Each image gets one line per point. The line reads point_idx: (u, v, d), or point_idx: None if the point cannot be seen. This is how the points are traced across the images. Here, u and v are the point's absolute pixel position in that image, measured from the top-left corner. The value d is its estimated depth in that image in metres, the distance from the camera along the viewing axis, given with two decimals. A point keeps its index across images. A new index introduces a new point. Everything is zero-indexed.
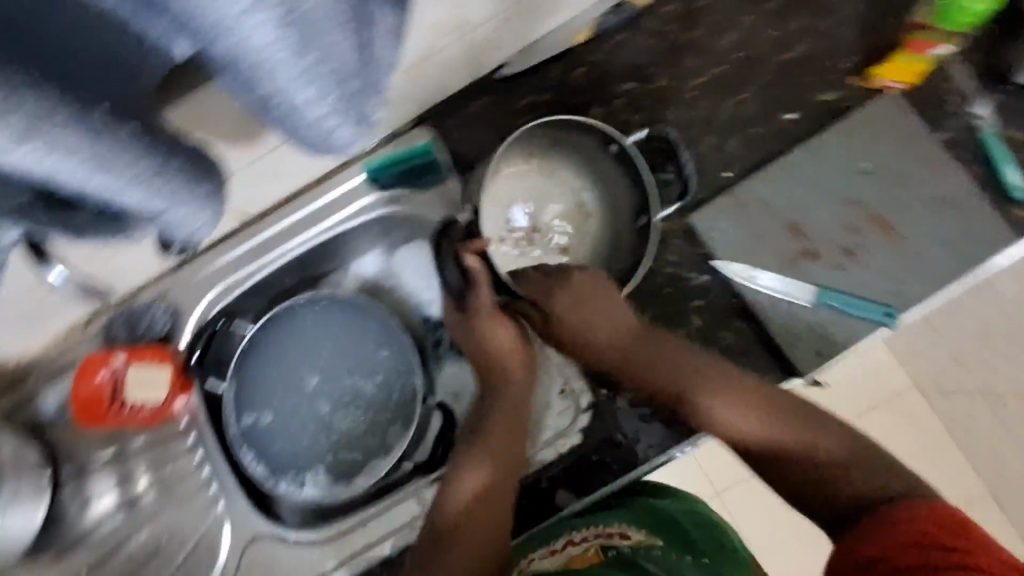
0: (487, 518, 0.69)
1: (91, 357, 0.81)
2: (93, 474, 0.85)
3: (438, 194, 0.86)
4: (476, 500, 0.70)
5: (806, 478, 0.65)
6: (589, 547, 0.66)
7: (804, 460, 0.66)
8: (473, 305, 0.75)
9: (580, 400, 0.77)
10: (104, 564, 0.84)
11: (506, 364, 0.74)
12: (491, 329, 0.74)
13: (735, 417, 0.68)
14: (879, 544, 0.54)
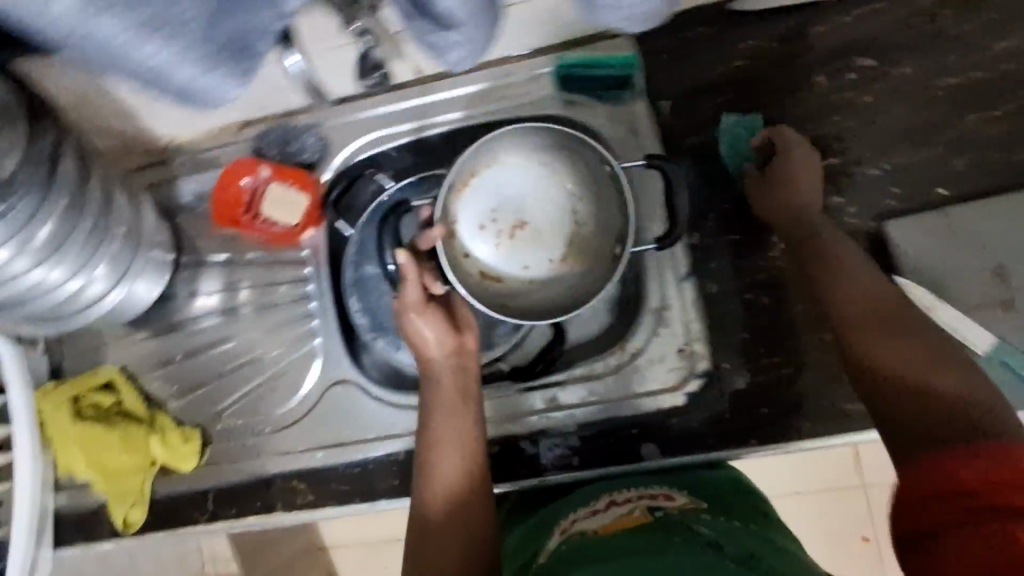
0: (456, 469, 0.67)
1: (239, 160, 0.81)
2: (205, 271, 0.87)
3: (619, 112, 0.79)
4: (466, 482, 0.67)
5: (902, 385, 0.54)
6: (632, 507, 0.64)
7: (914, 350, 0.56)
8: (403, 300, 0.73)
9: (697, 366, 0.73)
10: (191, 356, 0.87)
11: (446, 368, 0.72)
12: (411, 326, 0.74)
13: (854, 286, 0.62)
14: (976, 475, 0.45)
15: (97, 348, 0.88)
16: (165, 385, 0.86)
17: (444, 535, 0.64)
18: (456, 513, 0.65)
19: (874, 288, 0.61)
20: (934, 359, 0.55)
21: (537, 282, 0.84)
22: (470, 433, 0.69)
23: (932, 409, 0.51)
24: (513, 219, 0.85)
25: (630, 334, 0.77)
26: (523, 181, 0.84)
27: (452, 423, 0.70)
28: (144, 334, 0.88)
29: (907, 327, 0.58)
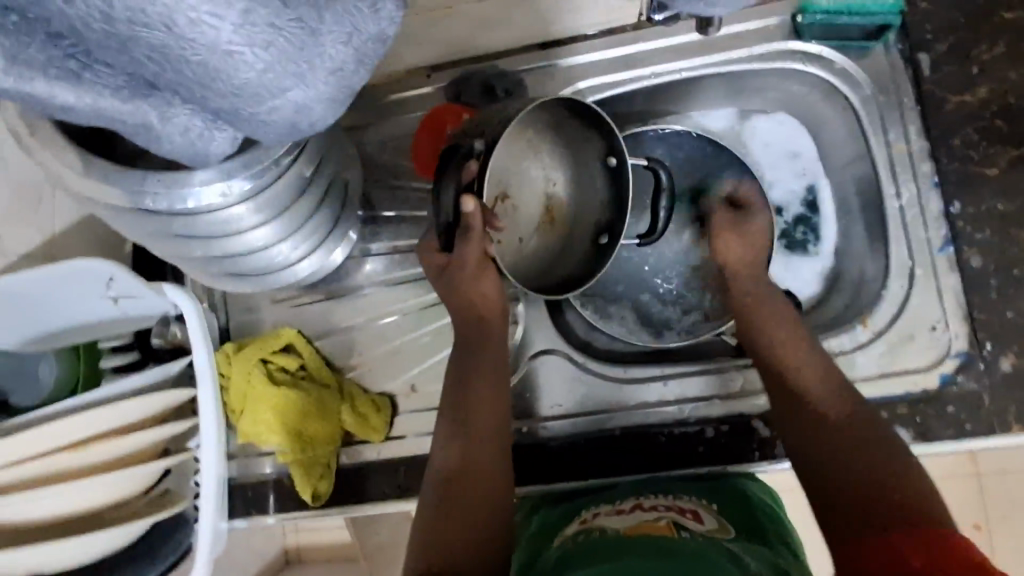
0: (481, 445, 0.64)
1: (444, 107, 0.75)
2: (381, 229, 0.80)
3: (862, 68, 0.72)
4: (483, 470, 0.63)
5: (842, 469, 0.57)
6: (659, 516, 0.62)
7: (886, 446, 0.58)
8: (464, 256, 0.66)
9: (953, 346, 0.67)
10: (364, 320, 0.80)
11: (494, 344, 0.69)
12: (471, 281, 0.68)
13: (806, 357, 0.65)
14: (913, 550, 0.48)
15: (261, 309, 0.82)
16: (336, 351, 0.80)
17: (456, 504, 0.61)
18: (475, 478, 0.63)
19: (813, 357, 0.66)
20: (900, 469, 0.56)
21: (521, 253, 0.76)
22: (493, 405, 0.67)
23: (897, 499, 0.54)
24: (500, 191, 0.74)
25: (872, 310, 0.70)
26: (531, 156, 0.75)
27: (484, 384, 0.67)
28: (312, 296, 0.81)
29: (880, 433, 0.59)
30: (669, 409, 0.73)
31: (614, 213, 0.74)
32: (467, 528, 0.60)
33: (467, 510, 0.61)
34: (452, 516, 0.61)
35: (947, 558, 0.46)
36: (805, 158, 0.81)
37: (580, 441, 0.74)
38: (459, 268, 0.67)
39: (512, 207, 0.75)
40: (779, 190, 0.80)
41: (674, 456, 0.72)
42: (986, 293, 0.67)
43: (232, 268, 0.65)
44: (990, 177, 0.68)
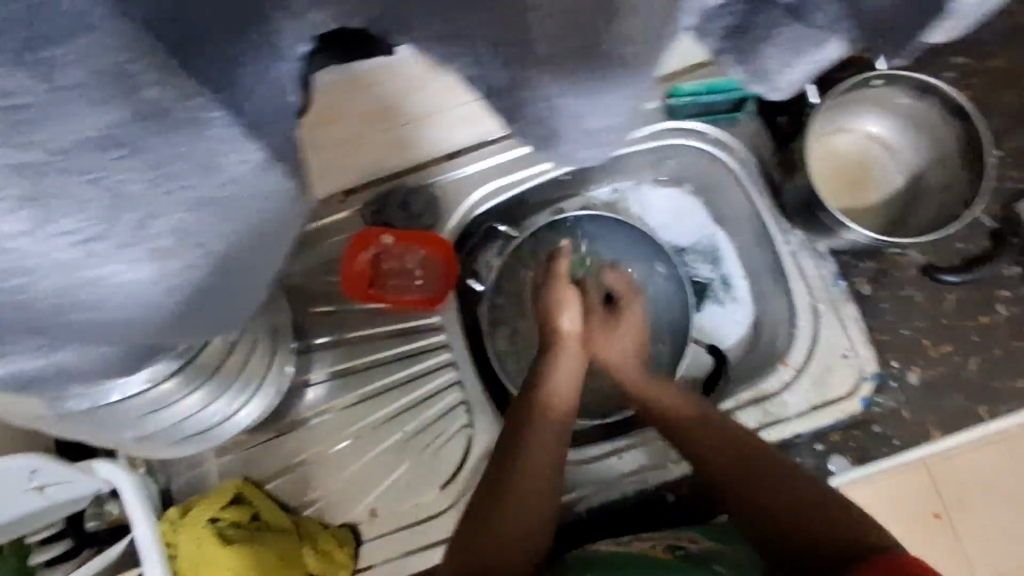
0: (534, 445, 0.65)
1: (364, 230, 0.76)
2: (317, 357, 0.79)
3: (735, 135, 0.81)
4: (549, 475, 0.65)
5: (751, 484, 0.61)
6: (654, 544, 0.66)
7: (775, 483, 0.60)
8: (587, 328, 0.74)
9: (866, 369, 0.74)
10: (314, 451, 0.78)
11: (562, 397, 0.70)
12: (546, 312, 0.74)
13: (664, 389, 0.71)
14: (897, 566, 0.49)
15: (204, 462, 0.78)
16: (294, 490, 0.77)
17: (509, 494, 0.63)
18: (508, 494, 0.63)
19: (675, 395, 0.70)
20: (804, 475, 0.61)
21: (854, 185, 0.77)
22: (557, 451, 0.66)
23: (810, 512, 0.57)
24: (824, 144, 0.77)
25: (790, 349, 0.76)
26: (876, 133, 0.77)
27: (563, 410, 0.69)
28: (259, 436, 0.79)
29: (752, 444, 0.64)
30: (632, 483, 0.73)
31: (924, 224, 0.73)
32: (515, 520, 0.62)
33: (524, 490, 0.63)
34: (508, 491, 0.63)
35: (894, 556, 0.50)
36: (889, 136, 0.76)
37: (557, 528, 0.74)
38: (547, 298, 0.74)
39: (837, 159, 0.77)
40: (844, 144, 0.77)
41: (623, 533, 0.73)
42: (882, 315, 0.75)
43: (167, 440, 0.63)
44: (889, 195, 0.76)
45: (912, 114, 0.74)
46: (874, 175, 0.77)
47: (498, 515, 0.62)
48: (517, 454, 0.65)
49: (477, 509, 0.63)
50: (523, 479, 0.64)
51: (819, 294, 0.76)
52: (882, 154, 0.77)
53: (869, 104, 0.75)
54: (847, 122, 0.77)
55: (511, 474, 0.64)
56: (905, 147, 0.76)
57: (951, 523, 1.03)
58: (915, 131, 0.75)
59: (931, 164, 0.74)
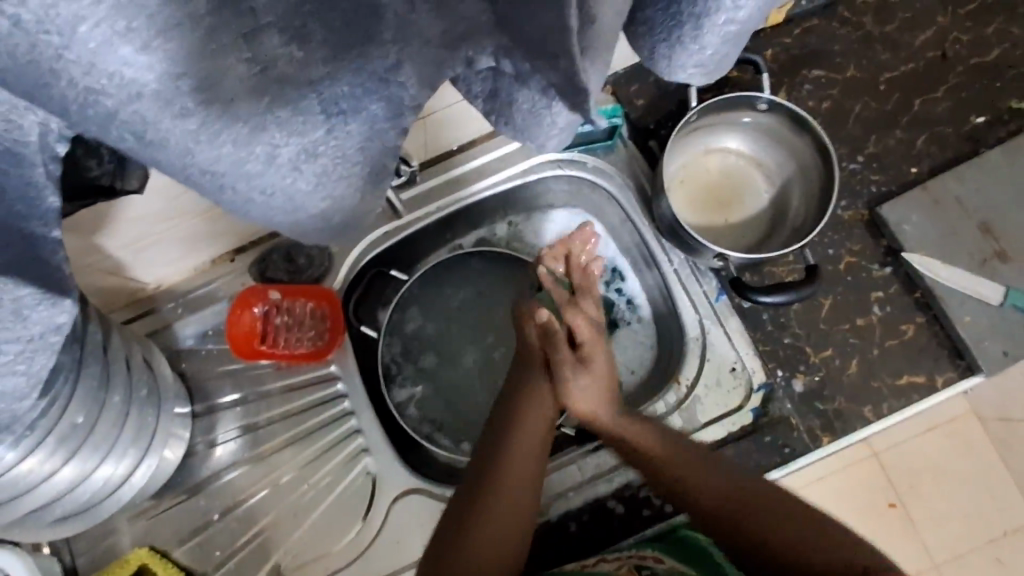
0: (523, 453, 0.67)
1: (249, 289, 0.77)
2: (220, 417, 0.79)
3: (611, 161, 0.83)
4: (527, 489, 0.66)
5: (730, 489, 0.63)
6: (620, 565, 0.65)
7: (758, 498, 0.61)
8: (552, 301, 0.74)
9: (754, 380, 0.75)
10: (224, 513, 0.78)
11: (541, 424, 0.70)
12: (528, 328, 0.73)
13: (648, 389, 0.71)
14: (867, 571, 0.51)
15: (112, 534, 0.77)
16: (203, 555, 0.77)
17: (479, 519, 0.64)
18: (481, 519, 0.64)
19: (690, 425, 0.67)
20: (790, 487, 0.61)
21: (724, 204, 0.80)
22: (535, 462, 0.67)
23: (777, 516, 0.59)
24: (691, 168, 0.79)
25: (680, 366, 0.78)
26: (739, 152, 0.79)
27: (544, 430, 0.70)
28: (166, 503, 0.78)
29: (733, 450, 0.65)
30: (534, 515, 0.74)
31: (791, 236, 0.76)
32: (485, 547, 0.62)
33: (500, 513, 0.64)
34: (479, 516, 0.64)
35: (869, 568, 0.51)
36: (752, 153, 0.79)
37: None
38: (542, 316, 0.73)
39: (707, 180, 0.80)
40: (712, 166, 0.80)
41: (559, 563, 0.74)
42: (765, 325, 0.77)
43: (48, 520, 0.64)
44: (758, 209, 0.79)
45: (768, 132, 0.77)
46: (743, 192, 0.80)
47: (472, 536, 0.62)
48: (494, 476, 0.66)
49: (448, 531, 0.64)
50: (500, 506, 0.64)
51: (703, 309, 0.78)
52: (748, 171, 0.80)
53: (721, 125, 0.78)
54: (710, 143, 0.79)
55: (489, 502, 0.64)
56: (767, 163, 0.79)
57: (907, 512, 0.98)
58: (774, 148, 0.78)
59: (792, 178, 0.78)
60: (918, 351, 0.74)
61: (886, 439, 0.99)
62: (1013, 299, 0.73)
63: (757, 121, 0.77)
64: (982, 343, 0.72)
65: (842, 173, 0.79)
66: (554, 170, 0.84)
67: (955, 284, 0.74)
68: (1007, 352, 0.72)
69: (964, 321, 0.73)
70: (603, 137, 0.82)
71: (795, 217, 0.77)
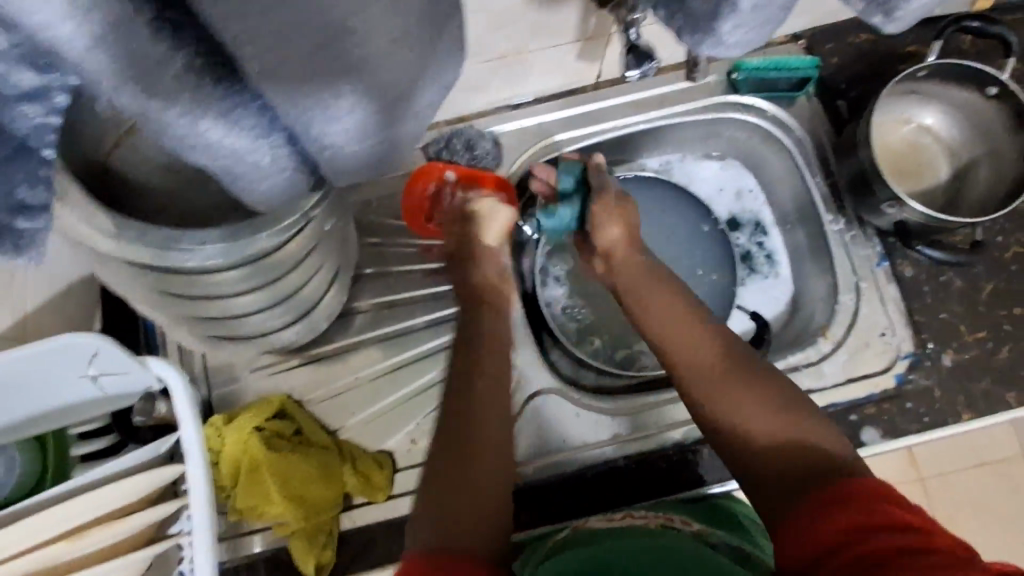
0: (485, 366, 0.65)
1: (427, 165, 0.78)
2: (375, 284, 0.81)
3: (792, 114, 0.84)
4: (496, 433, 0.60)
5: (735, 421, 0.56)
6: (648, 522, 0.65)
7: (762, 410, 0.56)
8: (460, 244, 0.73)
9: (902, 348, 0.76)
10: (355, 379, 0.79)
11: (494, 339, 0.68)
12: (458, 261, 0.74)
13: (660, 314, 0.65)
14: (841, 520, 0.46)
15: (250, 377, 0.79)
16: (332, 413, 0.78)
17: (453, 463, 0.57)
18: (462, 448, 0.58)
19: (704, 339, 0.62)
20: (793, 411, 0.56)
21: (901, 175, 0.80)
22: (500, 396, 0.63)
23: (774, 452, 0.54)
24: (877, 132, 0.80)
25: (830, 322, 0.78)
26: (926, 126, 0.80)
27: (504, 382, 0.64)
28: (303, 358, 0.80)
29: (747, 372, 0.59)
30: (668, 435, 0.76)
31: (970, 215, 0.77)
32: (461, 475, 0.56)
33: (479, 448, 0.58)
34: (459, 447, 0.58)
35: (847, 502, 0.47)
36: (941, 130, 0.80)
37: (548, 483, 0.76)
38: (464, 256, 0.72)
39: (888, 148, 0.81)
40: (897, 136, 0.81)
41: (594, 504, 0.75)
42: (922, 298, 0.78)
43: (225, 336, 0.68)
44: (935, 184, 0.80)
45: (963, 111, 0.78)
46: (924, 166, 0.80)
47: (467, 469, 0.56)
48: (467, 400, 0.61)
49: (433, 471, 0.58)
50: (483, 436, 0.59)
51: (861, 272, 0.79)
52: (931, 147, 0.80)
53: (917, 97, 0.79)
54: (900, 112, 0.80)
55: (472, 426, 0.59)
56: (952, 143, 0.80)
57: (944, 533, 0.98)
58: (965, 128, 0.79)
59: (979, 160, 0.78)
60: None
61: (935, 459, 0.99)
62: None
63: (956, 97, 0.77)
64: None
65: None
66: (734, 112, 0.84)
67: None
68: None
69: None
70: (795, 87, 0.82)
71: (975, 199, 0.77)
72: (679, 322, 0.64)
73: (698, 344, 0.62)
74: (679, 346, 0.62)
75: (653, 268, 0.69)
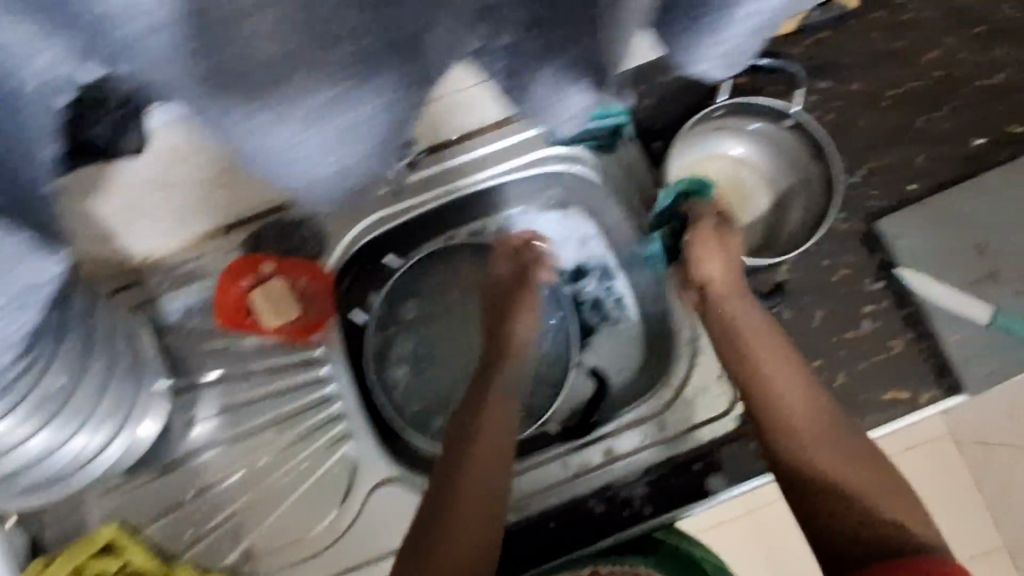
0: (504, 379, 0.70)
1: (242, 259, 0.76)
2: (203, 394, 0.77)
3: (614, 160, 0.83)
4: (490, 460, 0.65)
5: (795, 470, 0.63)
6: None
7: (810, 436, 0.63)
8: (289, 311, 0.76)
9: (740, 388, 0.76)
10: (194, 494, 0.76)
11: (497, 429, 0.66)
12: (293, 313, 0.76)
13: (728, 285, 0.71)
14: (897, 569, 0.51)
15: (80, 509, 0.75)
16: (172, 534, 0.75)
17: (446, 526, 0.61)
18: (459, 507, 0.62)
19: (747, 312, 0.69)
20: (875, 469, 0.62)
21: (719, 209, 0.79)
22: (501, 458, 0.65)
23: (848, 498, 0.60)
24: (689, 170, 0.80)
25: (669, 369, 0.77)
26: (737, 157, 0.79)
27: (511, 422, 0.68)
28: (136, 479, 0.76)
29: (830, 429, 0.64)
30: (514, 511, 0.73)
31: (785, 246, 0.76)
32: (457, 533, 0.61)
33: (466, 501, 0.62)
34: (440, 520, 0.62)
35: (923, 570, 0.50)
36: (752, 160, 0.79)
37: None
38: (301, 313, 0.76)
39: (703, 183, 0.80)
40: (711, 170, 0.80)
41: None
42: None
43: (17, 488, 0.64)
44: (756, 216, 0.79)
45: (768, 140, 0.77)
46: (742, 198, 0.79)
47: (443, 532, 0.61)
48: (469, 459, 0.65)
49: (418, 536, 0.62)
50: (468, 504, 0.62)
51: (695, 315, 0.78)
52: (745, 178, 0.80)
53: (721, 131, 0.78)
54: (709, 147, 0.79)
55: (452, 481, 0.63)
56: (765, 171, 0.79)
57: None
58: (773, 156, 0.78)
59: (790, 188, 0.78)
60: (904, 366, 0.74)
61: None
62: (997, 320, 0.73)
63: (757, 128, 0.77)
64: (964, 363, 0.73)
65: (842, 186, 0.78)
66: (557, 165, 0.84)
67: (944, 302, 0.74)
68: (990, 374, 0.73)
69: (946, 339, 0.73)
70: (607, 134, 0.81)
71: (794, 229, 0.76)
72: (722, 290, 0.71)
73: (734, 316, 0.70)
74: (477, 435, 0.66)
75: (721, 237, 0.72)
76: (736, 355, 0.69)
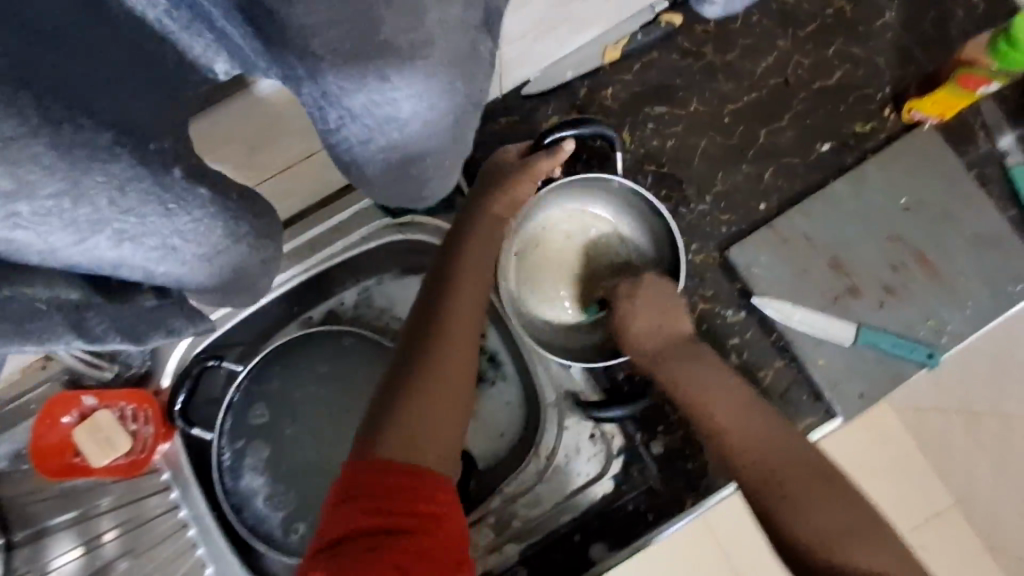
0: (451, 357, 0.55)
1: (56, 397, 0.68)
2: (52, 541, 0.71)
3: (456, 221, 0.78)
4: (450, 380, 0.54)
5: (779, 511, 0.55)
6: None
7: (780, 485, 0.56)
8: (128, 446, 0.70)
9: (613, 446, 0.72)
10: None
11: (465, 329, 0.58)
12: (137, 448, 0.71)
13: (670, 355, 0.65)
14: None
15: None
16: None
17: (391, 426, 0.50)
18: (414, 429, 0.50)
19: (706, 376, 0.63)
20: (827, 484, 0.56)
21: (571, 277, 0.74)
22: (461, 386, 0.54)
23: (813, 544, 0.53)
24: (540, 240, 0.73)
25: (540, 437, 0.73)
26: (591, 224, 0.74)
27: (466, 363, 0.56)
28: None
29: (786, 450, 0.58)
30: None
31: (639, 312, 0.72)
32: (416, 431, 0.49)
33: (430, 402, 0.51)
34: (399, 420, 0.50)
35: None
36: (604, 223, 0.74)
37: None
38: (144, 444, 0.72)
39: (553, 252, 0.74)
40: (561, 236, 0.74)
41: None
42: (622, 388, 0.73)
43: None
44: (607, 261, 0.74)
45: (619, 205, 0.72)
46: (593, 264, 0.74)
47: (402, 406, 0.51)
48: (415, 396, 0.52)
49: (382, 412, 0.51)
50: (428, 409, 0.51)
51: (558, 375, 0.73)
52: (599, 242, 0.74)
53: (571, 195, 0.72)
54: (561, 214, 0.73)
55: (415, 393, 0.52)
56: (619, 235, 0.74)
57: None
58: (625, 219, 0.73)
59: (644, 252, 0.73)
60: (779, 398, 0.70)
61: None
62: (863, 337, 0.70)
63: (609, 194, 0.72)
64: (835, 387, 0.70)
65: (691, 216, 0.74)
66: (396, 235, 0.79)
67: (806, 327, 0.70)
68: (864, 393, 0.70)
69: (815, 364, 0.70)
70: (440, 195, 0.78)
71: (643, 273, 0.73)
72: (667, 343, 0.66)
73: (699, 376, 0.63)
74: (453, 350, 0.56)
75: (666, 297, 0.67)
76: (704, 410, 0.62)
